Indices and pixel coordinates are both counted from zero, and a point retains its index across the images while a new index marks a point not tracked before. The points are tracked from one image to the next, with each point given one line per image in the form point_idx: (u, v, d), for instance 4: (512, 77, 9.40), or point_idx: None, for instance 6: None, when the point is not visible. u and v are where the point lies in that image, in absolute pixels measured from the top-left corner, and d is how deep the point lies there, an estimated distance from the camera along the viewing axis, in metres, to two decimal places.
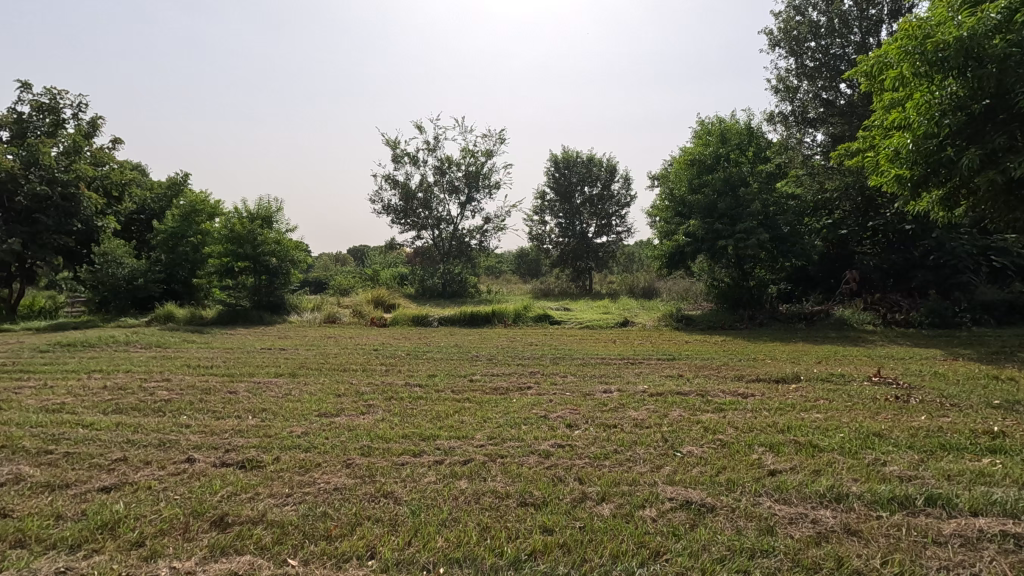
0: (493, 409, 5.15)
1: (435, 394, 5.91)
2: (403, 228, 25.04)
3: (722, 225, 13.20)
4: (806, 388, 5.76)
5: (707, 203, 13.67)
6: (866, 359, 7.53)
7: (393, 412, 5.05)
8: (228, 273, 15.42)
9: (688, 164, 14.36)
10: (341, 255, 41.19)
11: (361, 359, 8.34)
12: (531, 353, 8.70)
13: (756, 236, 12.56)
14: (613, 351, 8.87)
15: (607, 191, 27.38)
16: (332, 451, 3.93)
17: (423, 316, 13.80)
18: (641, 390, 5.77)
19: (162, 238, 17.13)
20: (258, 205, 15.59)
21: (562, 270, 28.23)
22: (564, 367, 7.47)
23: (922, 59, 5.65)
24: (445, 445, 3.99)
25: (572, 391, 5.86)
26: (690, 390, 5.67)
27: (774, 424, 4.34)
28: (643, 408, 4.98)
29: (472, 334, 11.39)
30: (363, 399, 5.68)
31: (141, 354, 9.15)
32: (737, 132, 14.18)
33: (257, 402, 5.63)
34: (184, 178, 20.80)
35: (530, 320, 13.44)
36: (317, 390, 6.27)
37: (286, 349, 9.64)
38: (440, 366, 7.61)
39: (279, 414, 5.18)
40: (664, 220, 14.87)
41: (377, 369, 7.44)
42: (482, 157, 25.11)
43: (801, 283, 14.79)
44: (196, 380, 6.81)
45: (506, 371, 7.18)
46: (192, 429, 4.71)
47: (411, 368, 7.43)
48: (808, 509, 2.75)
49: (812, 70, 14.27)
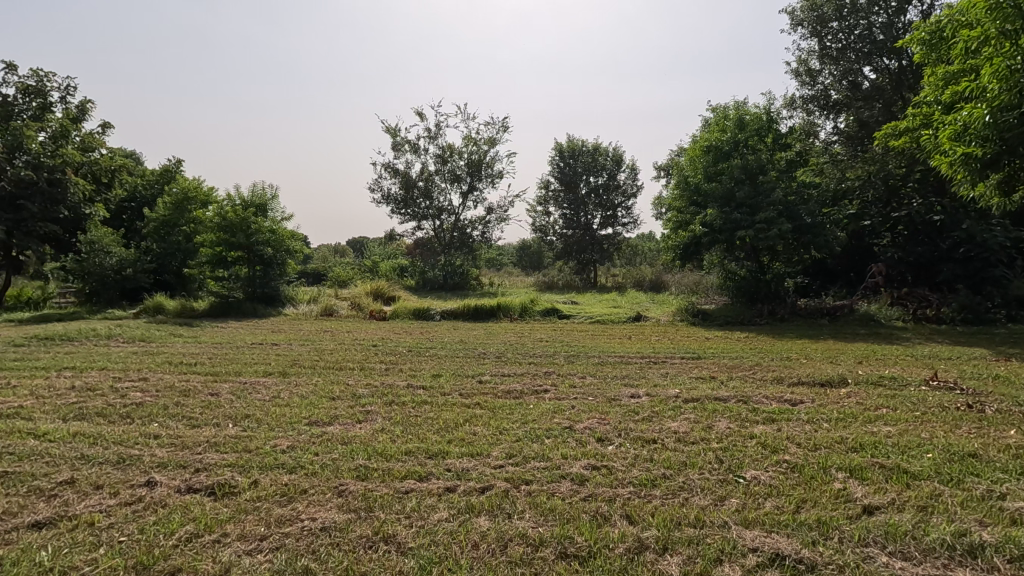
0: (509, 417, 4.50)
1: (441, 398, 5.26)
2: (403, 219, 24.38)
3: (741, 214, 12.50)
4: (859, 394, 5.11)
5: (724, 191, 12.98)
6: (911, 360, 6.87)
7: (394, 422, 4.42)
8: (221, 264, 14.72)
9: (704, 151, 13.71)
10: (340, 247, 40.59)
11: (359, 356, 7.68)
12: (542, 351, 8.05)
13: (779, 227, 11.88)
14: (631, 349, 8.21)
15: (613, 181, 26.63)
16: (322, 473, 3.28)
17: (424, 310, 13.15)
18: (674, 395, 5.12)
19: (153, 227, 16.46)
20: (252, 191, 14.86)
21: (566, 262, 27.55)
22: (582, 367, 6.82)
23: (1011, 15, 4.92)
24: (457, 466, 3.34)
25: (595, 396, 5.21)
26: (730, 396, 5.03)
27: (843, 441, 3.69)
28: (682, 418, 4.35)
29: (477, 329, 10.76)
30: (361, 404, 5.04)
31: (122, 349, 8.47)
32: (756, 118, 13.50)
33: (240, 407, 4.98)
34: (177, 165, 20.11)
35: (537, 315, 12.78)
36: (309, 392, 5.61)
37: (280, 345, 8.99)
38: (446, 365, 6.96)
39: (264, 422, 4.52)
40: (678, 210, 14.18)
41: (376, 368, 6.78)
42: (485, 145, 24.40)
43: (818, 275, 14.22)
44: (177, 380, 6.15)
45: (519, 371, 6.53)
46: (160, 441, 4.05)
47: (415, 368, 6.78)
48: (939, 571, 2.12)
49: (836, 52, 13.51)
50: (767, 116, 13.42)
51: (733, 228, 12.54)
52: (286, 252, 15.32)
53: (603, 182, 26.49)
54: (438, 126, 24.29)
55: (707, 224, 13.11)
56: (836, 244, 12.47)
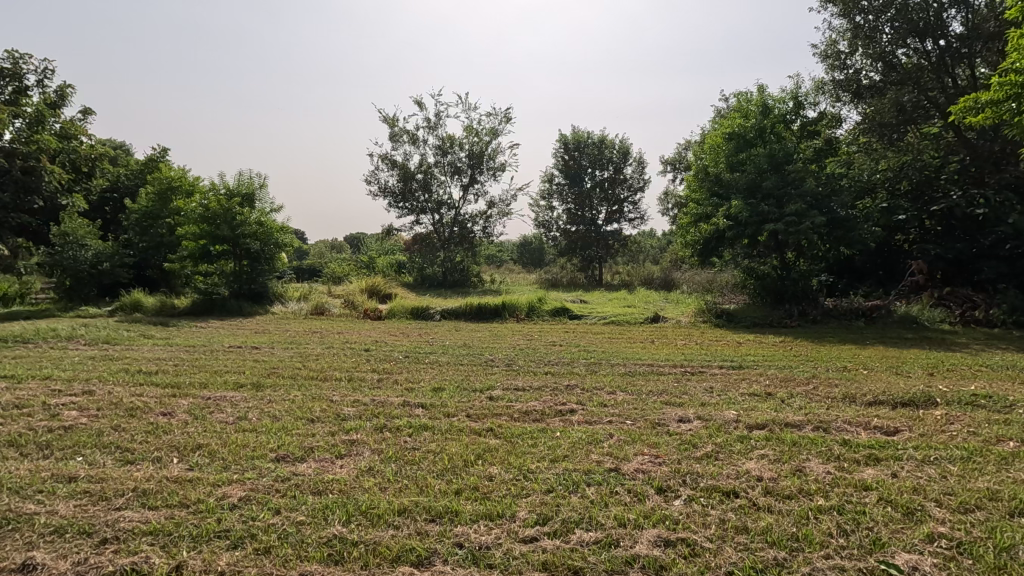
0: (532, 453, 3.50)
1: (445, 421, 4.26)
2: (401, 212, 23.37)
3: (768, 206, 11.47)
4: (961, 418, 4.15)
5: (749, 181, 11.98)
6: (990, 371, 5.91)
7: (386, 458, 3.45)
8: (204, 257, 13.72)
9: (725, 139, 12.73)
10: (336, 242, 39.56)
11: (348, 364, 6.67)
12: (558, 357, 7.06)
13: (811, 220, 10.86)
14: (660, 356, 7.24)
15: (619, 175, 25.57)
16: (280, 554, 2.30)
17: (424, 308, 12.13)
18: (732, 420, 4.15)
19: (134, 218, 15.42)
20: (238, 181, 13.84)
21: (569, 259, 26.55)
22: (608, 378, 5.82)
23: None
24: (475, 541, 2.37)
25: (634, 420, 4.25)
26: (804, 423, 4.06)
27: (997, 496, 2.72)
28: (757, 455, 3.38)
29: (481, 331, 9.78)
30: (346, 430, 4.06)
31: (79, 354, 7.43)
32: (782, 103, 12.55)
33: (192, 435, 3.96)
34: (162, 155, 19.01)
35: (546, 315, 11.75)
36: (283, 412, 4.61)
37: (260, 348, 7.96)
38: (449, 375, 5.96)
39: (218, 458, 3.53)
40: (697, 202, 13.18)
41: (367, 380, 5.77)
42: (487, 135, 23.38)
43: (844, 274, 13.20)
44: (126, 395, 5.11)
45: (536, 383, 5.54)
46: (73, 487, 3.04)
47: (412, 379, 5.77)
48: None
49: (867, 33, 12.57)
50: (795, 100, 12.45)
51: (760, 221, 11.53)
52: (275, 245, 14.26)
53: (608, 175, 25.44)
54: (438, 115, 23.28)
55: (731, 217, 12.08)
56: (871, 239, 11.46)
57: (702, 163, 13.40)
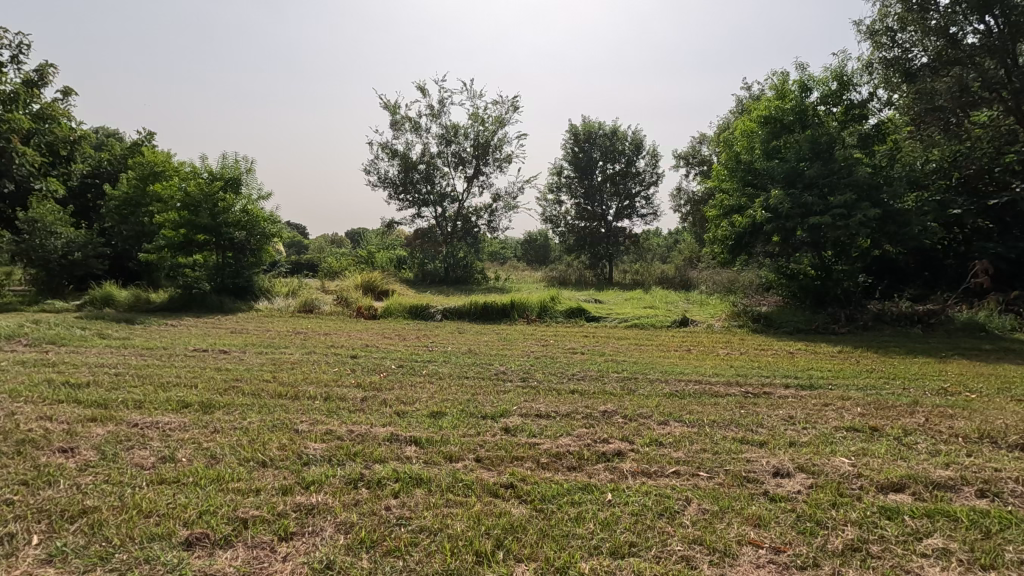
0: (580, 539, 2.29)
1: (447, 471, 3.06)
2: (402, 205, 22.20)
3: (811, 197, 10.24)
4: None
5: (788, 170, 10.75)
6: None
7: (359, 547, 2.25)
8: (183, 248, 12.40)
9: (761, 123, 11.51)
10: (335, 237, 38.30)
11: (328, 375, 5.47)
12: (583, 371, 5.84)
13: (863, 213, 9.61)
14: (706, 370, 6.01)
15: (632, 168, 24.25)
16: None
17: (424, 308, 10.91)
18: (854, 477, 2.94)
19: (113, 205, 14.26)
20: (222, 164, 12.61)
21: (577, 256, 25.35)
22: (653, 401, 4.61)
23: None
24: None
25: (711, 473, 3.05)
26: (961, 484, 2.84)
27: None
28: (935, 553, 2.17)
29: (489, 334, 8.58)
30: (306, 486, 2.85)
31: (10, 357, 6.22)
32: (825, 84, 11.29)
33: (83, 491, 2.76)
34: (148, 139, 17.82)
35: (560, 316, 10.51)
36: (228, 449, 3.40)
37: (230, 353, 6.75)
38: (451, 395, 4.74)
39: (103, 537, 2.33)
40: (728, 194, 11.98)
41: (347, 401, 4.56)
42: (493, 124, 22.10)
43: (884, 275, 11.90)
44: (29, 419, 3.89)
45: (562, 408, 4.33)
46: None
47: (406, 402, 4.56)
48: None
49: (918, 6, 11.38)
50: (840, 80, 11.16)
51: (801, 214, 10.27)
52: (262, 236, 13.07)
53: (620, 169, 24.13)
54: (442, 102, 22.03)
55: (768, 209, 10.84)
56: (926, 235, 10.23)
57: (735, 150, 12.15)
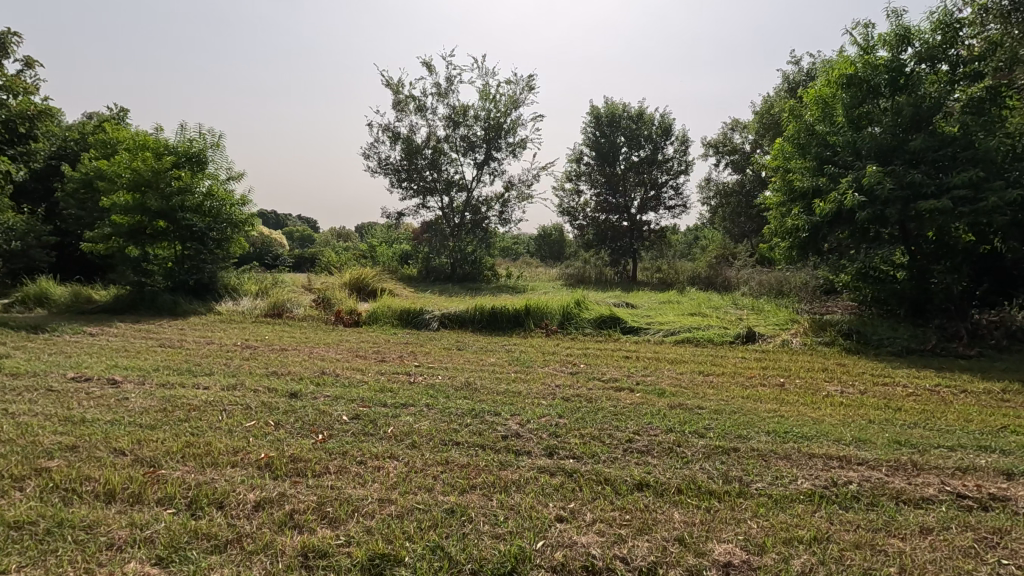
0: None
1: None
2: (405, 194, 20.05)
3: (918, 175, 7.95)
4: None
5: (882, 141, 8.48)
6: None
7: None
8: (135, 238, 10.33)
9: (841, 86, 9.25)
10: (341, 233, 36.28)
11: (230, 443, 3.31)
12: (650, 433, 3.60)
13: (995, 195, 7.30)
14: (842, 432, 3.74)
15: (659, 155, 21.91)
16: None
17: (418, 313, 8.78)
18: None
19: (70, 189, 12.28)
20: (183, 137, 10.57)
21: (597, 253, 23.12)
22: (805, 523, 2.42)
23: None
24: None
25: None
26: None
27: None
28: None
29: (500, 352, 6.41)
30: None
31: None
32: (925, 36, 8.98)
33: None
34: (121, 116, 15.90)
35: (588, 326, 8.27)
36: None
37: (119, 385, 4.64)
38: (421, 502, 2.58)
39: None
40: (798, 175, 9.72)
41: (224, 516, 2.42)
42: (505, 104, 19.87)
43: (985, 275, 9.15)
44: None
45: (635, 551, 2.16)
46: None
47: (332, 520, 2.42)
48: None
49: None
50: (947, 30, 8.85)
51: (902, 197, 8.00)
52: (229, 223, 11.05)
53: (646, 155, 21.79)
54: (450, 79, 19.88)
55: (858, 191, 8.51)
56: None
57: (804, 121, 9.89)
